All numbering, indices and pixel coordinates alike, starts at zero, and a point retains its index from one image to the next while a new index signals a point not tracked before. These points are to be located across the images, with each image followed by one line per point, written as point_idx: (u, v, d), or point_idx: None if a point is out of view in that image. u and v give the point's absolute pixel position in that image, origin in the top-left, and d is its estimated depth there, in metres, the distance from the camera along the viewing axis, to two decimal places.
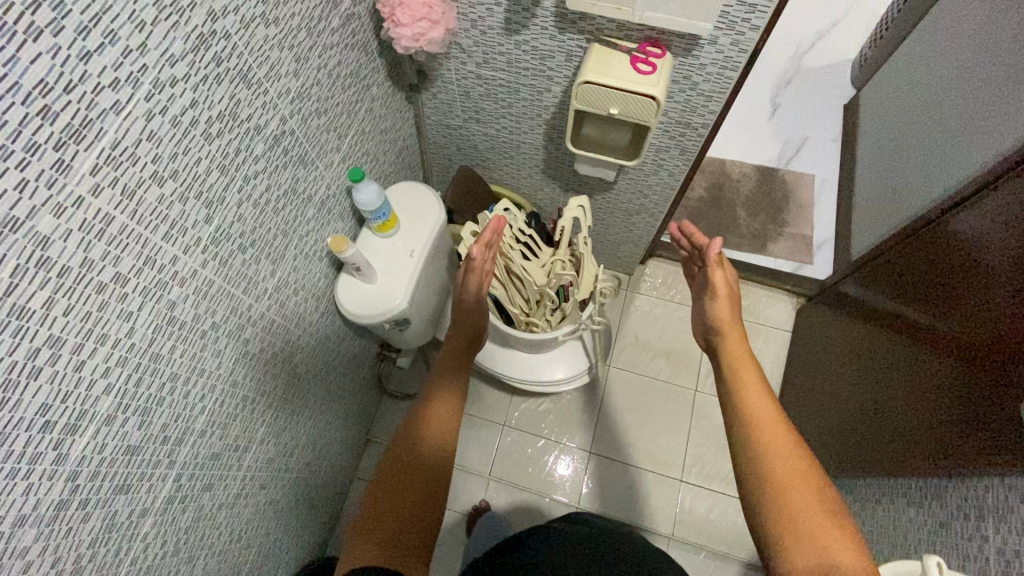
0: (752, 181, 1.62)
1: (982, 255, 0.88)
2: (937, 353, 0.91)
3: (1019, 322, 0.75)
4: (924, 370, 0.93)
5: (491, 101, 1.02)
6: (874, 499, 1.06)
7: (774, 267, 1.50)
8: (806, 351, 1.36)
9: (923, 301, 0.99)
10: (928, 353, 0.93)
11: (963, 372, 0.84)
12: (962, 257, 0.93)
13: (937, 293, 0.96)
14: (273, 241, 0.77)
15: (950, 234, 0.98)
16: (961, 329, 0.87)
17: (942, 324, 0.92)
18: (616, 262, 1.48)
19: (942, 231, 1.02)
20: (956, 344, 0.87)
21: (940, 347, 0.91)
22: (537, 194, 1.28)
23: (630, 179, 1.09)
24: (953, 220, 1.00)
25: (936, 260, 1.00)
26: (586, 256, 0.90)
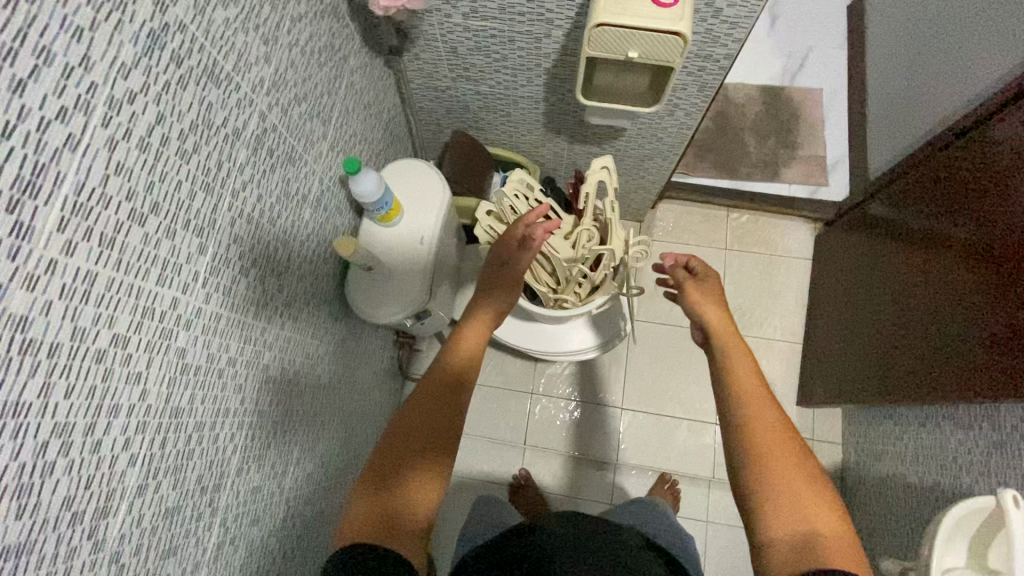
0: (757, 103, 1.53)
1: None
2: (979, 274, 0.87)
3: None
4: (965, 292, 0.90)
5: (482, 55, 0.91)
6: (915, 422, 1.07)
7: (789, 194, 1.44)
8: (830, 278, 1.32)
9: (962, 218, 0.94)
10: (969, 275, 0.90)
11: (1008, 293, 0.81)
12: (1003, 169, 0.87)
13: (976, 209, 0.91)
14: (276, 254, 0.69)
15: (988, 143, 0.92)
16: (1007, 248, 0.82)
17: (984, 242, 0.87)
18: (626, 210, 1.40)
19: (977, 142, 0.95)
20: (1004, 261, 0.83)
21: (983, 267, 0.87)
22: (539, 151, 1.18)
23: (643, 124, 0.99)
24: (989, 128, 0.94)
25: (973, 174, 0.94)
26: (615, 222, 0.83)
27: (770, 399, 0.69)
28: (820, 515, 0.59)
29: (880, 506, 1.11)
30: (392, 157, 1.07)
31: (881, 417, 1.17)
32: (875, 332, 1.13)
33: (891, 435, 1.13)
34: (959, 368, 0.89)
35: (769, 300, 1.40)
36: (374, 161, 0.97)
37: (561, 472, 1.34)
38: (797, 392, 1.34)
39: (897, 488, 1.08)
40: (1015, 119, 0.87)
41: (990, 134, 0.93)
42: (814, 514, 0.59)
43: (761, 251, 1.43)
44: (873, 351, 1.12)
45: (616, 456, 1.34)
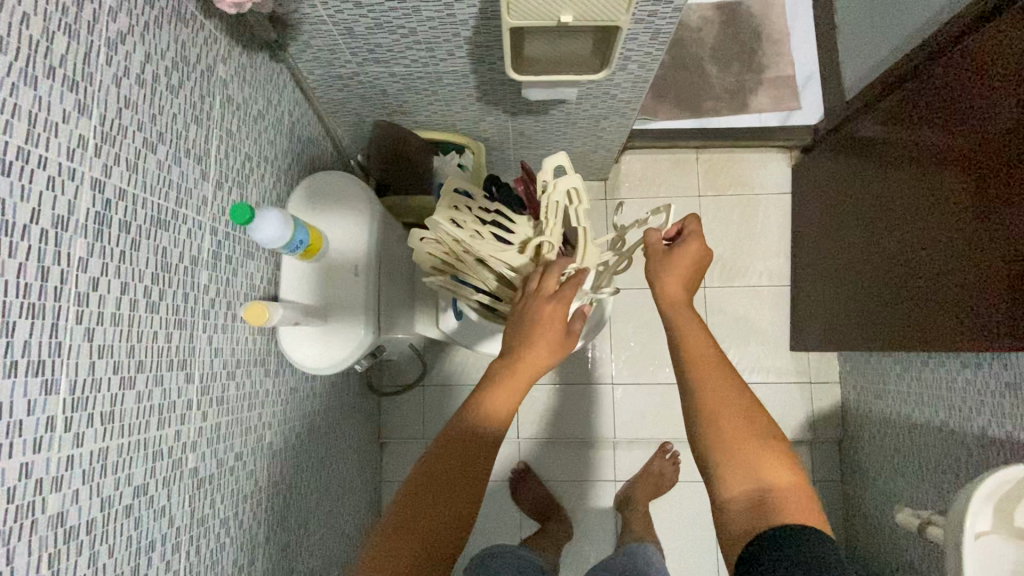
0: (714, 24, 1.36)
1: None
2: (981, 204, 0.79)
3: None
4: (969, 227, 0.81)
5: (385, 32, 0.74)
6: (913, 361, 1.01)
7: (760, 124, 1.31)
8: (812, 213, 1.23)
9: (957, 142, 0.83)
10: (970, 207, 0.81)
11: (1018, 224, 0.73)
12: (1003, 81, 0.76)
13: (972, 131, 0.81)
14: (172, 341, 0.56)
15: (983, 51, 0.81)
16: (1013, 174, 0.73)
17: (985, 169, 0.78)
18: (588, 171, 1.26)
19: (971, 50, 0.83)
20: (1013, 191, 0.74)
21: (985, 197, 0.78)
22: (479, 126, 1.02)
23: (592, 84, 0.84)
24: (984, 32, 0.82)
25: (966, 89, 0.83)
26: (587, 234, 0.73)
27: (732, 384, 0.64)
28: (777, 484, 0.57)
29: (883, 446, 1.09)
30: (308, 166, 0.91)
31: (877, 356, 1.11)
32: (866, 271, 1.05)
33: (889, 374, 1.09)
34: (964, 310, 0.82)
35: (750, 244, 1.31)
36: (284, 180, 0.82)
37: (559, 457, 1.30)
38: (789, 337, 1.28)
39: (901, 427, 1.05)
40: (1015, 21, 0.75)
41: (984, 41, 0.81)
42: (767, 471, 0.57)
43: (736, 191, 1.32)
44: (867, 292, 1.05)
45: (613, 432, 1.29)
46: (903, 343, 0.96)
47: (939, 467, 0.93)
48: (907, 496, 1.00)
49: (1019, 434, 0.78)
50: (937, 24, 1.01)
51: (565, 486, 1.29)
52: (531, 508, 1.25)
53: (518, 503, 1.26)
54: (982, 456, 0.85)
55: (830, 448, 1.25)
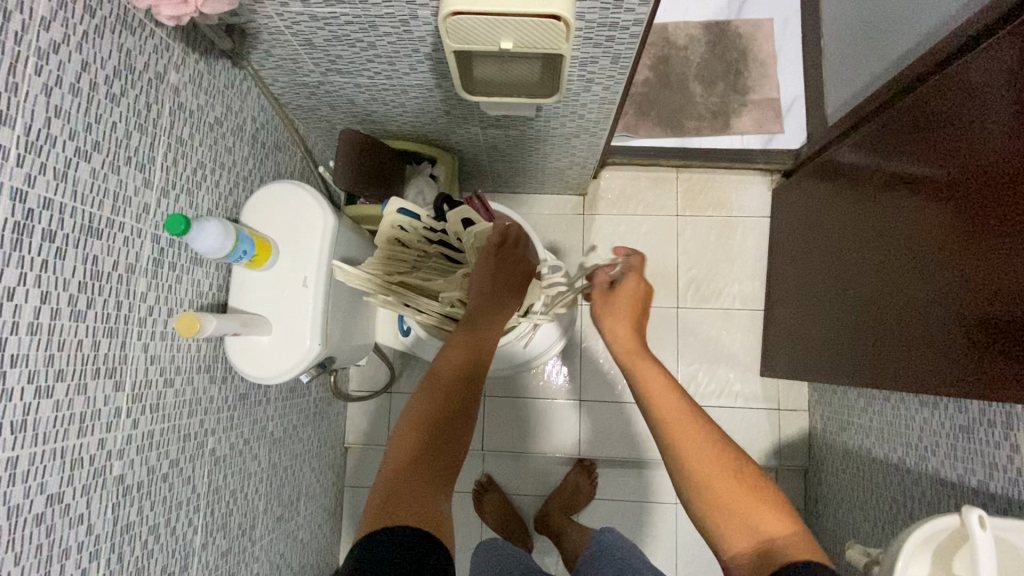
0: (701, 43, 1.37)
1: (1017, 112, 0.68)
2: (956, 243, 0.76)
3: None
4: (931, 269, 0.80)
5: (345, 45, 0.74)
6: (875, 396, 1.00)
7: (742, 146, 1.31)
8: (788, 238, 1.22)
9: (926, 181, 0.82)
10: (946, 245, 0.77)
11: (991, 269, 0.70)
12: (985, 116, 0.74)
13: (951, 165, 0.78)
14: (100, 349, 0.56)
15: (965, 84, 0.79)
16: (994, 214, 0.70)
17: (961, 208, 0.75)
18: (565, 186, 1.26)
19: (953, 81, 0.81)
20: (977, 238, 0.73)
21: (961, 236, 0.75)
22: (450, 138, 1.02)
23: (558, 103, 0.84)
24: (969, 63, 0.79)
25: (948, 122, 0.80)
26: None
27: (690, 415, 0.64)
28: (773, 523, 0.56)
29: (844, 478, 1.08)
30: (272, 172, 0.91)
31: (844, 388, 1.10)
32: (834, 302, 1.04)
33: (854, 406, 1.07)
34: (925, 351, 0.80)
35: (725, 266, 1.30)
36: (241, 187, 0.82)
37: (521, 470, 1.31)
38: (760, 361, 1.27)
39: (862, 461, 1.03)
40: (996, 61, 0.74)
41: (967, 73, 0.79)
42: (762, 517, 0.56)
43: (716, 213, 1.31)
44: (837, 324, 1.03)
45: (578, 450, 1.27)
46: (861, 378, 0.95)
47: (894, 504, 0.92)
48: (863, 531, 0.99)
49: (970, 478, 0.77)
50: (915, 57, 1.00)
51: (527, 500, 1.30)
52: (491, 520, 1.25)
53: (480, 513, 1.27)
54: (934, 498, 0.84)
55: (795, 475, 1.24)
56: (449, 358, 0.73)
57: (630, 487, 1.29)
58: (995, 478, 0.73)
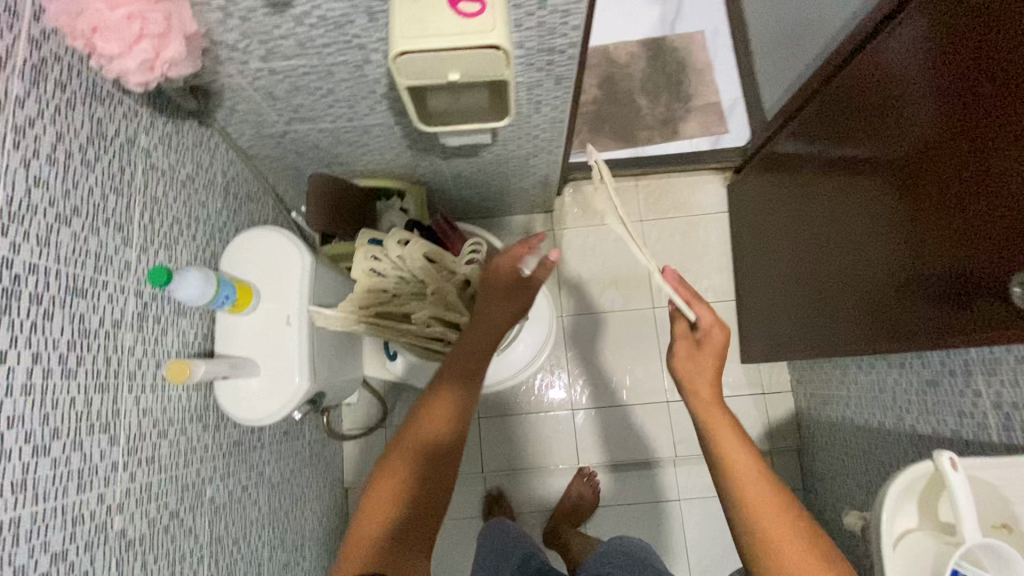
0: (642, 60, 1.46)
1: (941, 79, 0.74)
2: (907, 210, 0.79)
3: (1001, 172, 0.65)
4: (879, 237, 0.85)
5: (307, 94, 0.78)
6: (849, 366, 1.05)
7: (692, 148, 1.38)
8: (748, 230, 1.28)
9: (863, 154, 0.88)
10: (902, 210, 0.80)
11: (937, 229, 0.74)
12: (907, 88, 0.80)
13: (891, 135, 0.82)
14: (93, 405, 0.58)
15: (883, 63, 0.86)
16: (940, 175, 0.74)
17: (899, 175, 0.81)
18: (532, 204, 1.31)
19: (871, 62, 0.89)
20: (916, 201, 0.78)
21: (911, 202, 0.78)
22: (416, 171, 1.07)
23: (512, 126, 0.90)
24: (882, 46, 0.87)
25: (881, 98, 0.85)
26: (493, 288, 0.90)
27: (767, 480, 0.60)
28: None
29: (834, 450, 1.11)
30: (246, 222, 0.94)
31: (819, 363, 1.15)
32: (797, 281, 1.10)
33: (832, 378, 1.12)
34: (885, 314, 0.84)
35: (693, 263, 1.36)
36: (216, 238, 0.84)
37: (524, 488, 1.31)
38: (739, 350, 1.31)
39: (847, 431, 1.07)
40: (907, 39, 0.81)
41: (882, 53, 0.86)
42: None
43: (677, 214, 1.37)
44: (807, 303, 1.07)
45: (576, 459, 1.30)
46: (831, 350, 0.99)
47: (881, 467, 0.95)
48: (858, 498, 1.02)
49: (942, 429, 0.81)
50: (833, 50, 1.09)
51: (533, 517, 1.29)
52: None
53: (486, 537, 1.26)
54: (914, 453, 0.87)
55: (789, 456, 1.27)
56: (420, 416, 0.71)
57: (635, 488, 1.29)
58: (965, 424, 0.78)
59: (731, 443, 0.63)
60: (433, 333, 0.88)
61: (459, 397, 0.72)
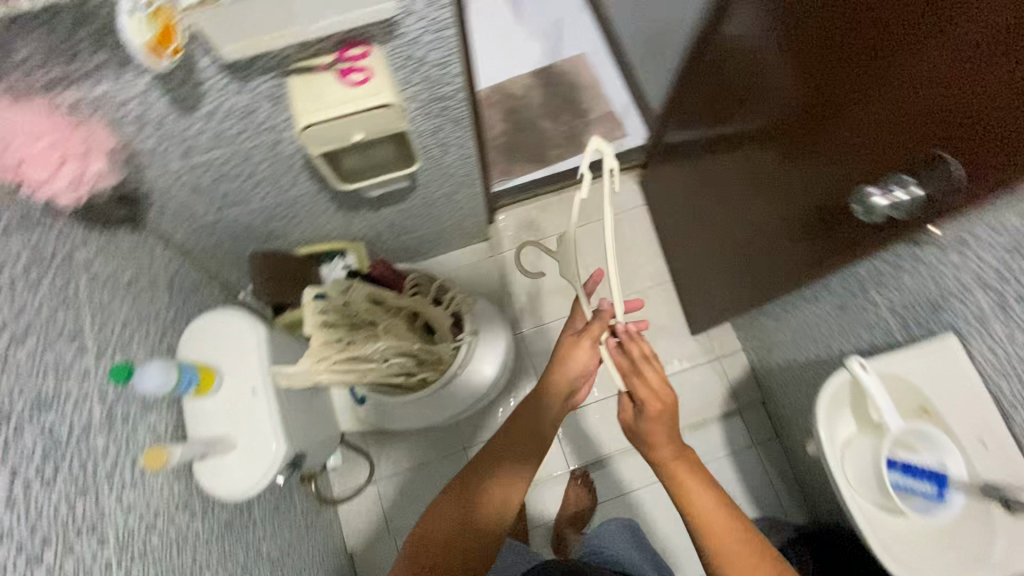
0: (537, 88, 1.60)
1: (777, 34, 0.81)
2: (785, 158, 0.85)
3: (841, 103, 0.70)
4: (773, 186, 0.91)
5: (231, 179, 0.85)
6: (780, 313, 1.16)
7: (600, 155, 1.51)
8: (666, 215, 1.39)
9: (738, 118, 0.97)
10: (783, 157, 0.86)
11: (814, 167, 0.79)
12: (756, 51, 0.88)
13: (757, 92, 0.89)
14: (77, 508, 0.60)
15: (730, 40, 0.97)
16: (800, 118, 0.79)
17: (771, 126, 0.87)
18: (468, 237, 1.39)
19: (722, 43, 1.01)
20: (789, 145, 0.83)
21: (784, 149, 0.85)
22: (351, 230, 1.13)
23: (427, 169, 0.99)
24: (726, 27, 0.99)
25: (741, 68, 0.94)
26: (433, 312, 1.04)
27: (729, 520, 0.70)
28: None
29: (788, 392, 1.20)
30: (196, 311, 0.97)
31: (756, 318, 1.25)
32: (717, 247, 1.18)
33: (769, 328, 1.22)
34: (795, 255, 0.90)
35: (627, 256, 1.46)
36: (169, 331, 0.88)
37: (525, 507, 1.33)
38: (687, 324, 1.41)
39: (792, 371, 1.16)
40: (743, 14, 0.92)
41: (728, 33, 0.98)
42: None
43: (602, 216, 1.48)
44: (730, 263, 1.14)
45: (565, 464, 1.34)
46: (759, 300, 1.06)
47: None
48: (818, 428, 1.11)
49: (860, 345, 0.91)
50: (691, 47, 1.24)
51: (540, 534, 1.31)
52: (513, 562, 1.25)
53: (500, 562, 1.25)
54: None
55: (756, 410, 1.35)
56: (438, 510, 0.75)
57: (627, 479, 1.33)
58: (876, 334, 0.87)
59: (694, 489, 0.72)
60: (393, 362, 0.96)
61: (472, 492, 0.76)
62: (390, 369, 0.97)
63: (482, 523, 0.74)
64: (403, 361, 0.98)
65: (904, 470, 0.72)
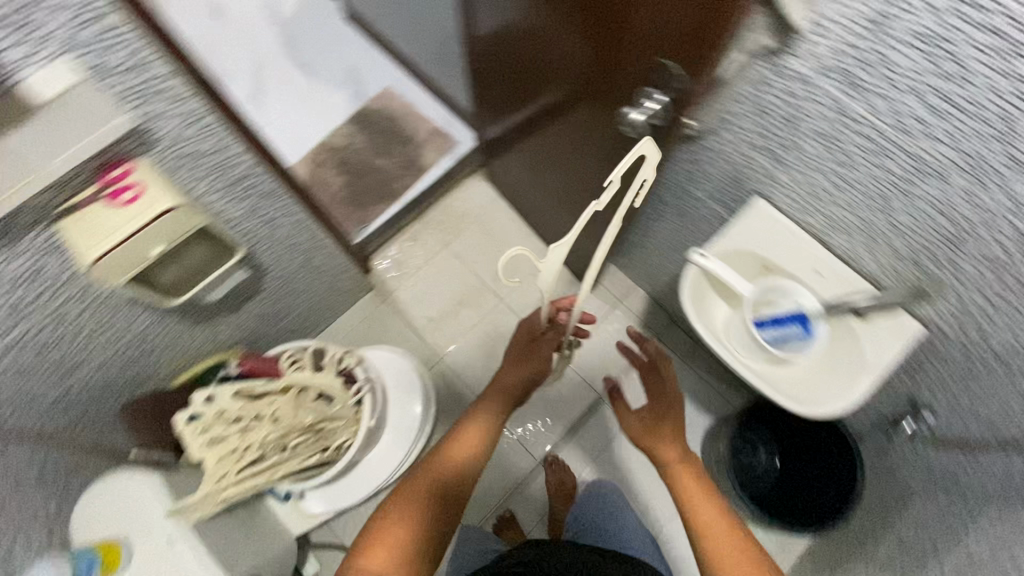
0: (357, 132, 1.62)
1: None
2: (581, 99, 0.89)
3: (592, 30, 0.74)
4: (581, 127, 0.95)
5: (57, 345, 0.79)
6: (644, 239, 1.25)
7: (441, 169, 1.56)
8: (519, 197, 1.46)
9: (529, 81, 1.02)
10: (578, 96, 0.89)
11: (602, 95, 0.82)
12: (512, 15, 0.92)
13: (533, 49, 0.93)
14: None
15: (488, 19, 1.02)
16: (573, 55, 0.83)
17: (556, 73, 0.90)
18: (349, 294, 1.39)
19: (483, 25, 1.06)
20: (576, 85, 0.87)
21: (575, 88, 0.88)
22: (221, 338, 1.09)
23: (264, 250, 0.97)
24: (479, 12, 1.04)
25: (512, 30, 0.96)
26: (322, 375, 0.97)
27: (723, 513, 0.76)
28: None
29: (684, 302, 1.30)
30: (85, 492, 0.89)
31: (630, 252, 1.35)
32: (567, 206, 1.25)
33: (643, 256, 1.32)
34: (622, 182, 0.95)
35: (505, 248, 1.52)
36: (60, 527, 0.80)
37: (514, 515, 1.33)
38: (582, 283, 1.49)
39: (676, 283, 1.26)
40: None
41: (483, 15, 1.03)
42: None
43: (467, 222, 1.53)
44: (583, 213, 1.20)
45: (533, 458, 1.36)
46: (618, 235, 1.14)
47: None
48: None
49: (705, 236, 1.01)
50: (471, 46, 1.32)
51: (539, 534, 1.32)
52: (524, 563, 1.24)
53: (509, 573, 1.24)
54: None
55: (670, 330, 1.45)
56: (427, 466, 0.87)
57: (593, 443, 1.38)
58: (712, 223, 0.97)
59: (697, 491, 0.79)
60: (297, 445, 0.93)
61: (462, 451, 0.89)
62: (300, 451, 0.95)
63: (458, 474, 0.86)
64: (309, 437, 0.95)
65: (774, 324, 0.82)
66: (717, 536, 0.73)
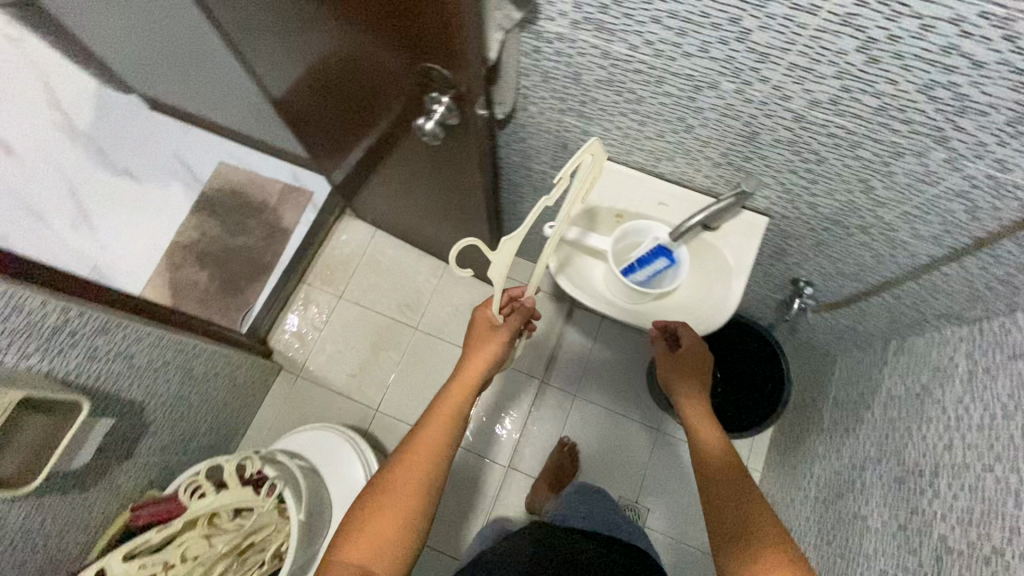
0: (207, 221, 1.52)
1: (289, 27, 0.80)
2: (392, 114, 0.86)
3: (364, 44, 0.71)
4: (408, 140, 0.93)
5: None
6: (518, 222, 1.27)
7: (307, 226, 1.50)
8: (391, 225, 1.44)
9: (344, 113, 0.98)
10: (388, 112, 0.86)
11: (404, 103, 0.79)
12: (293, 55, 0.88)
13: (329, 81, 0.89)
14: None
15: (275, 69, 0.97)
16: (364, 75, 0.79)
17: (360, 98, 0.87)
18: (257, 385, 1.31)
19: (274, 76, 1.00)
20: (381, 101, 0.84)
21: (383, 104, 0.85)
22: (128, 490, 1.00)
23: (130, 386, 0.90)
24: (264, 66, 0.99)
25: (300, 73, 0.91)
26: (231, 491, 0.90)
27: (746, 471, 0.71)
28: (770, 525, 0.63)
29: None
30: None
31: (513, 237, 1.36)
32: (434, 218, 1.23)
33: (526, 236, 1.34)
34: (468, 178, 0.94)
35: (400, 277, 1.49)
36: None
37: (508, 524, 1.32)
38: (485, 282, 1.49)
39: None
40: (259, 42, 0.91)
41: (269, 66, 0.98)
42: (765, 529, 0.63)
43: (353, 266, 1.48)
44: (451, 220, 1.19)
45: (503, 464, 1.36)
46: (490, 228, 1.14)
47: None
48: None
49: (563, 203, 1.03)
50: None
51: None
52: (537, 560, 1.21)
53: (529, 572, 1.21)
54: None
55: None
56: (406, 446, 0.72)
57: (552, 426, 1.39)
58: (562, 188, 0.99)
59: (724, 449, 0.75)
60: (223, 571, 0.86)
61: (446, 431, 0.73)
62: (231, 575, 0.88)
63: (436, 454, 0.71)
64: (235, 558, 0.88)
65: (642, 266, 0.84)
66: (739, 482, 0.70)
